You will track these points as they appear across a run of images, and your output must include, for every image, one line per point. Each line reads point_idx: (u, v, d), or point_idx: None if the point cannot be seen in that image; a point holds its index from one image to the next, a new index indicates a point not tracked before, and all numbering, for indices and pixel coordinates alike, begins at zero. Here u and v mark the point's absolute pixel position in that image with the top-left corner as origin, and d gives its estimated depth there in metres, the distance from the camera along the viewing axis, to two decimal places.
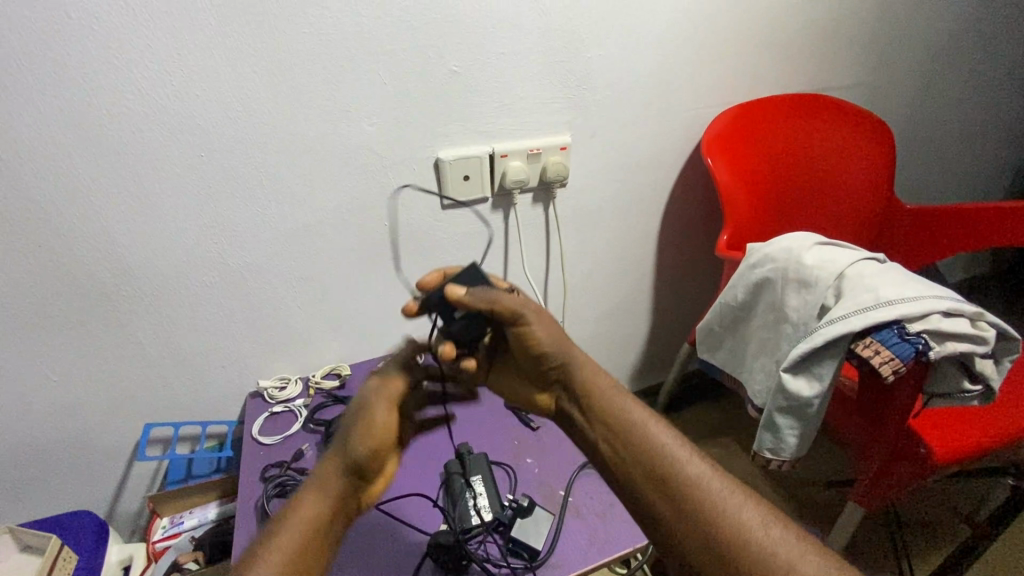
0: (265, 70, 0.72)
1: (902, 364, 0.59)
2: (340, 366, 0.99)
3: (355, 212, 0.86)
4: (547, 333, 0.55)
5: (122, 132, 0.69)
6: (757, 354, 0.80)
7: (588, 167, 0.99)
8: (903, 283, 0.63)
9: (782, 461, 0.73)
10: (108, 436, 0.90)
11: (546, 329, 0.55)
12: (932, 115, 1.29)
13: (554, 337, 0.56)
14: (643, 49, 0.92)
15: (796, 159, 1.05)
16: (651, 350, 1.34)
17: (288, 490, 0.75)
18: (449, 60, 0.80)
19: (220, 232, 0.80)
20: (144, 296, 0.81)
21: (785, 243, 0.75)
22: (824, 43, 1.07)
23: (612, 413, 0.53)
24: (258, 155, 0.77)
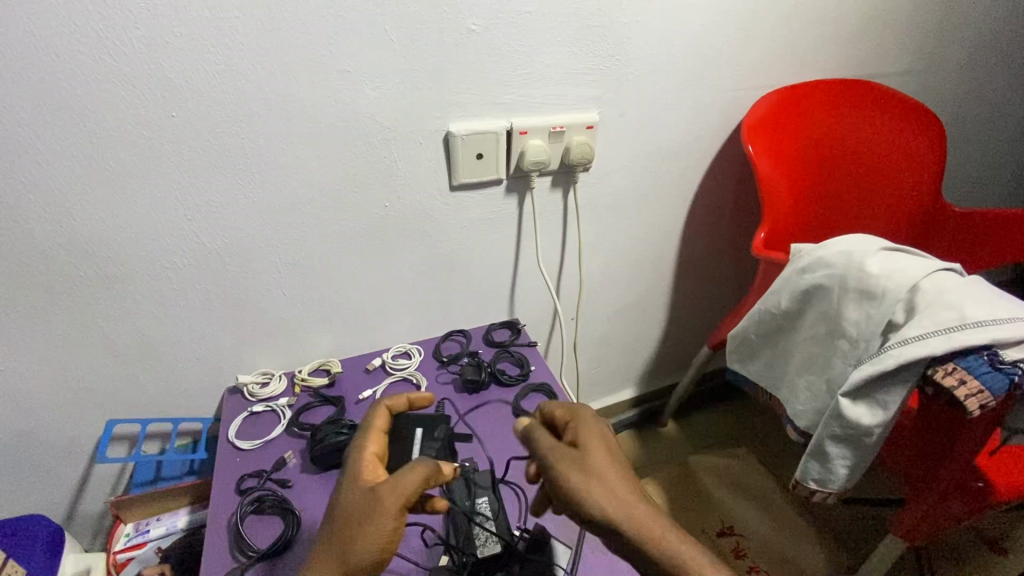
0: (250, 15, 0.59)
1: (992, 399, 0.50)
2: (330, 361, 0.89)
3: (351, 190, 0.75)
4: (596, 478, 0.52)
5: (73, 82, 0.57)
6: (802, 369, 0.73)
7: (615, 149, 0.88)
8: (993, 302, 0.54)
9: (828, 493, 0.67)
10: (66, 431, 0.80)
11: (609, 450, 0.55)
12: (979, 111, 1.19)
13: (614, 467, 0.53)
14: (687, 17, 0.80)
15: (840, 152, 0.96)
16: (664, 350, 1.25)
17: (265, 507, 0.66)
18: (468, 16, 0.68)
19: (194, 207, 0.69)
20: (104, 278, 0.70)
21: (843, 246, 0.66)
22: (882, 22, 0.95)
23: (651, 537, 0.50)
24: (240, 119, 0.65)
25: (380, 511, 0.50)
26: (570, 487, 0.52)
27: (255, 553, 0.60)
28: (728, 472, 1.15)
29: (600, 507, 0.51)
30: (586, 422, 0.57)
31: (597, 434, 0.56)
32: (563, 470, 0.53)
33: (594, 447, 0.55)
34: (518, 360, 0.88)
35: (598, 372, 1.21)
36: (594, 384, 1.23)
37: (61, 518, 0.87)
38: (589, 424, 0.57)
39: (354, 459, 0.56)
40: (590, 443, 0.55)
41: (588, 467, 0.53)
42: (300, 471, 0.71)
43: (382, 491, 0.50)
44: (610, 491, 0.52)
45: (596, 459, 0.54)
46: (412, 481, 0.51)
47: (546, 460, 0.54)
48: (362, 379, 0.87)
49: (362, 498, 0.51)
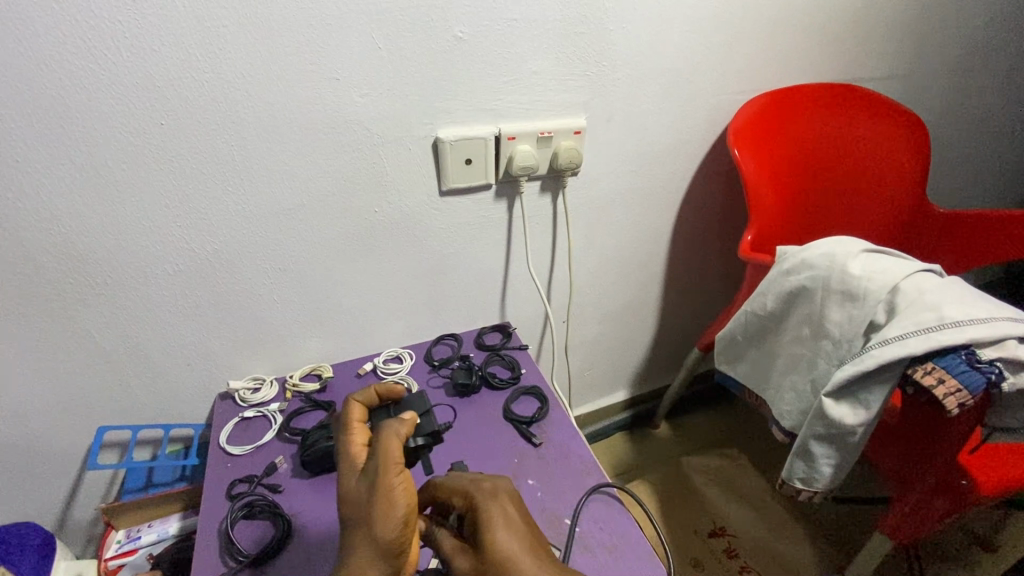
0: (238, 25, 0.60)
1: (970, 397, 0.51)
2: (321, 366, 0.89)
3: (340, 198, 0.76)
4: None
5: (63, 90, 0.57)
6: (787, 370, 0.74)
7: (603, 154, 0.89)
8: (970, 302, 0.55)
9: (813, 492, 0.68)
10: (56, 439, 0.80)
11: (514, 539, 0.44)
12: (962, 115, 1.21)
13: (526, 557, 0.43)
14: (673, 23, 0.81)
15: (825, 156, 0.97)
16: (655, 353, 1.26)
17: (256, 511, 0.66)
18: (455, 24, 0.69)
19: (184, 214, 0.69)
20: (95, 285, 0.70)
21: (826, 248, 0.67)
22: (866, 28, 0.97)
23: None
24: (229, 127, 0.66)
25: (382, 475, 0.49)
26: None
27: (245, 557, 0.61)
28: (718, 472, 1.16)
29: None
30: (486, 506, 0.47)
31: (499, 520, 0.46)
32: (461, 564, 0.45)
33: (502, 542, 0.44)
34: (508, 364, 0.89)
35: (590, 374, 1.21)
36: (587, 387, 1.23)
37: (53, 526, 0.87)
38: (490, 515, 0.46)
39: (344, 459, 0.55)
40: (489, 539, 0.44)
41: (487, 569, 0.43)
42: (291, 476, 0.72)
43: (376, 461, 0.50)
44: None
45: (496, 557, 0.43)
46: (390, 439, 0.52)
47: (445, 554, 0.47)
48: (353, 383, 0.87)
49: (365, 479, 0.50)
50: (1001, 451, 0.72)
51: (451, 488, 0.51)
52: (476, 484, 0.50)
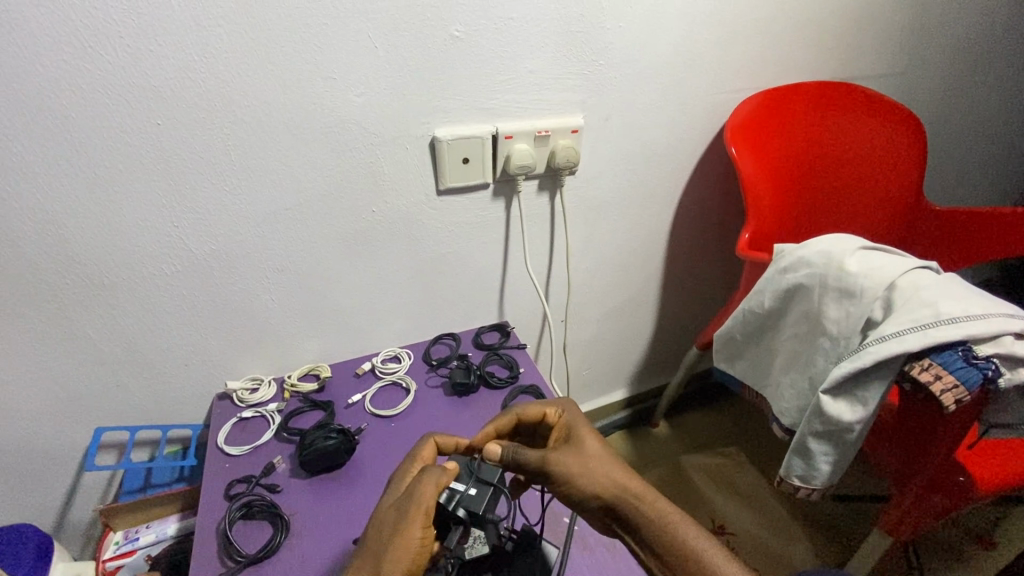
0: (234, 24, 0.60)
1: (966, 393, 0.52)
2: (320, 366, 0.89)
3: (338, 197, 0.76)
4: (589, 460, 0.56)
5: (57, 90, 0.57)
6: (785, 368, 0.74)
7: (600, 153, 0.89)
8: (967, 298, 0.55)
9: (811, 489, 0.69)
10: (54, 440, 0.79)
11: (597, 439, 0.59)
12: (958, 114, 1.22)
13: (602, 446, 0.58)
14: (670, 22, 0.81)
15: (821, 154, 0.97)
16: (654, 352, 1.26)
17: (254, 512, 0.66)
18: (451, 22, 0.69)
19: (181, 214, 0.69)
20: (92, 286, 0.70)
21: (823, 245, 0.67)
22: (862, 27, 0.97)
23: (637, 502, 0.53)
24: (226, 127, 0.66)
25: (406, 520, 0.50)
26: (564, 469, 0.55)
27: (243, 558, 0.60)
28: (717, 472, 1.16)
29: (597, 482, 0.54)
30: (568, 415, 0.62)
31: (582, 424, 0.60)
32: (555, 457, 0.56)
33: (583, 436, 0.59)
34: (507, 363, 0.89)
35: (588, 373, 1.21)
36: (585, 386, 1.23)
37: (52, 527, 0.87)
38: (571, 417, 0.62)
39: (395, 479, 0.57)
40: (578, 434, 0.59)
41: (579, 453, 0.57)
42: (289, 476, 0.72)
43: (408, 507, 0.51)
44: (597, 464, 0.56)
45: (587, 449, 0.57)
46: (430, 490, 0.52)
47: (536, 457, 0.57)
48: (351, 383, 0.87)
49: (392, 513, 0.52)
50: (998, 447, 0.72)
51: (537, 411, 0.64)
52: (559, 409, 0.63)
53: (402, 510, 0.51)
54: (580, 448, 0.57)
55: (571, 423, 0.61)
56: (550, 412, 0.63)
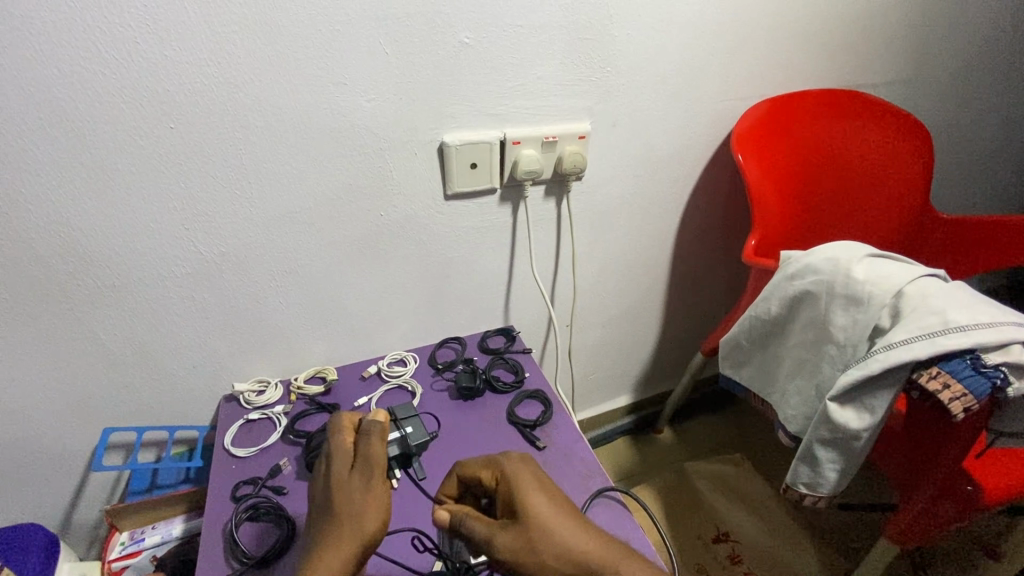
0: (247, 30, 0.61)
1: (976, 401, 0.51)
2: (326, 369, 0.89)
3: (346, 201, 0.77)
4: (539, 538, 0.46)
5: (73, 94, 0.58)
6: (792, 374, 0.74)
7: (607, 159, 0.90)
8: (975, 306, 0.55)
9: (818, 497, 0.68)
10: (62, 440, 0.80)
11: (546, 500, 0.48)
12: (965, 123, 1.21)
13: (553, 511, 0.47)
14: (677, 29, 0.82)
15: (827, 161, 0.97)
16: (659, 357, 1.26)
17: (260, 514, 0.66)
18: (461, 29, 0.70)
19: (192, 217, 0.70)
20: (103, 287, 0.70)
21: (829, 253, 0.67)
22: (869, 35, 0.98)
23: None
24: (237, 131, 0.66)
25: (372, 480, 0.52)
26: (511, 556, 0.46)
27: (249, 559, 0.61)
28: (721, 477, 1.16)
29: (554, 567, 0.44)
30: (512, 473, 0.51)
31: (525, 486, 0.49)
32: (500, 537, 0.47)
33: (527, 501, 0.48)
34: (512, 367, 0.89)
35: (593, 379, 1.21)
36: (590, 391, 1.23)
37: (58, 527, 0.87)
38: (514, 476, 0.51)
39: (338, 453, 0.56)
40: (521, 499, 0.48)
41: (524, 529, 0.46)
42: (295, 478, 0.72)
43: (371, 464, 0.54)
44: (548, 540, 0.45)
45: (532, 517, 0.47)
46: (379, 446, 0.56)
47: (483, 533, 0.48)
48: (357, 386, 0.88)
49: (353, 478, 0.53)
50: (1004, 456, 0.72)
51: (483, 473, 0.54)
52: (502, 459, 0.53)
53: (367, 471, 0.53)
54: (523, 523, 0.47)
55: (516, 482, 0.50)
56: (495, 471, 0.53)
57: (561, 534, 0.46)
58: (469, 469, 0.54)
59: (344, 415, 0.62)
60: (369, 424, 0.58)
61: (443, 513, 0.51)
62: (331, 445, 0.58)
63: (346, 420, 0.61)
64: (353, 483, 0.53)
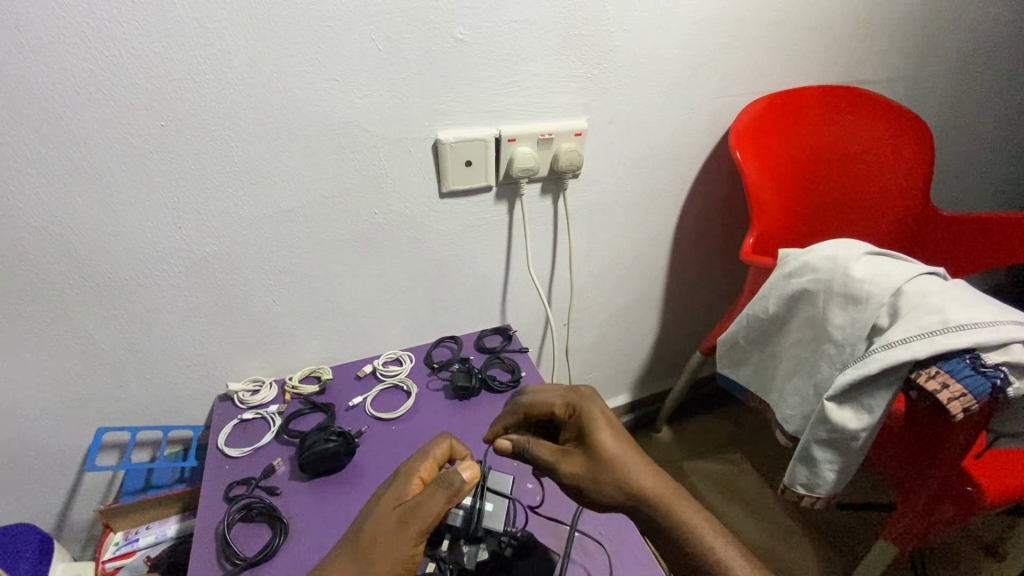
0: (238, 27, 0.60)
1: (975, 401, 0.51)
2: (321, 368, 0.89)
3: (340, 199, 0.76)
4: (608, 464, 0.53)
5: (61, 91, 0.57)
6: (790, 374, 0.73)
7: (604, 156, 0.89)
8: (974, 305, 0.55)
9: (816, 497, 0.68)
10: (56, 440, 0.80)
11: (614, 435, 0.55)
12: (966, 119, 1.21)
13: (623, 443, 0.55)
14: (675, 25, 0.81)
15: (827, 159, 0.96)
16: (657, 356, 1.26)
17: (253, 514, 0.66)
18: (455, 25, 0.69)
19: (184, 215, 0.69)
20: (95, 286, 0.70)
21: (827, 251, 0.66)
22: (869, 30, 0.97)
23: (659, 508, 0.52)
24: (228, 129, 0.66)
25: (404, 535, 0.50)
26: (577, 478, 0.54)
27: (242, 561, 0.60)
28: (719, 477, 1.16)
29: (615, 490, 0.53)
30: (585, 408, 0.58)
31: (596, 419, 0.57)
32: (565, 462, 0.55)
33: (597, 433, 0.56)
34: (508, 366, 0.88)
35: (591, 378, 1.21)
36: None
37: (52, 527, 0.87)
38: (585, 410, 0.58)
39: (403, 480, 0.55)
40: (591, 433, 0.56)
41: (593, 455, 0.54)
42: (289, 478, 0.71)
43: (414, 519, 0.51)
44: (615, 468, 0.53)
45: (601, 446, 0.54)
46: (439, 505, 0.51)
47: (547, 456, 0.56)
48: (353, 386, 0.87)
49: (392, 521, 0.51)
50: (1006, 456, 0.71)
51: (553, 404, 0.62)
52: (574, 394, 0.60)
53: (409, 517, 0.51)
54: (592, 450, 0.55)
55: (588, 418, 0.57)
56: (566, 404, 0.61)
57: (627, 464, 0.53)
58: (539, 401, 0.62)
59: (444, 436, 0.60)
60: (450, 477, 0.52)
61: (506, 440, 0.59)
62: (405, 470, 0.56)
63: (443, 442, 0.59)
64: (384, 526, 0.51)
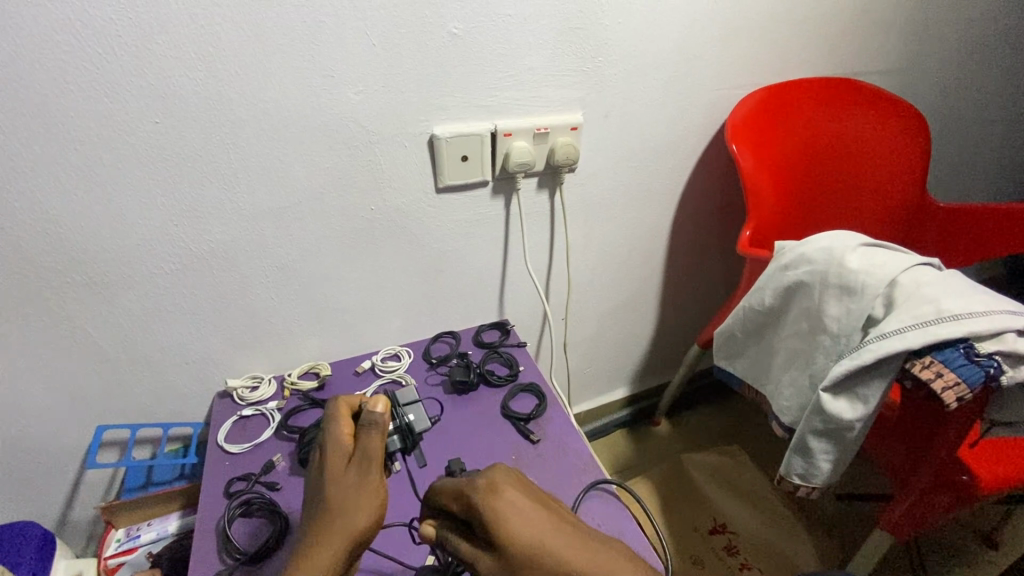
0: (231, 23, 0.60)
1: (969, 390, 0.51)
2: (320, 364, 0.89)
3: (335, 196, 0.76)
4: (534, 556, 0.37)
5: (57, 90, 0.57)
6: (786, 365, 0.74)
7: (600, 150, 0.89)
8: (969, 295, 0.55)
9: (812, 488, 0.68)
10: (56, 438, 0.80)
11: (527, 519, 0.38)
12: (962, 111, 1.21)
13: (541, 518, 0.39)
14: (670, 18, 0.81)
15: (823, 151, 0.96)
16: (655, 350, 1.26)
17: (253, 509, 0.66)
18: (449, 20, 0.69)
19: (180, 213, 0.69)
20: (92, 284, 0.70)
21: (824, 242, 0.66)
22: (866, 22, 0.97)
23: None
24: (223, 125, 0.66)
25: (365, 484, 0.50)
26: None
27: (242, 555, 0.61)
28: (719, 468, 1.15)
29: None
30: (499, 510, 0.39)
31: (507, 517, 0.38)
32: (478, 568, 0.41)
33: (511, 525, 0.38)
34: (507, 361, 0.88)
35: (589, 372, 1.21)
36: (587, 384, 1.23)
37: (54, 524, 0.88)
38: (494, 513, 0.39)
39: (332, 448, 0.53)
40: (503, 534, 0.38)
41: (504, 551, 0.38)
42: (288, 474, 0.72)
43: (364, 471, 0.50)
44: (542, 556, 0.37)
45: (515, 552, 0.37)
46: (379, 440, 0.52)
47: (465, 558, 0.41)
48: (351, 381, 0.88)
49: (341, 487, 0.50)
50: (999, 445, 0.72)
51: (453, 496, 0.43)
52: (485, 489, 0.41)
53: (363, 463, 0.51)
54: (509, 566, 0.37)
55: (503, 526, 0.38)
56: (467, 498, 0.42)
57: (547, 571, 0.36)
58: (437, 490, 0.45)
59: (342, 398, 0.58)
60: (377, 413, 0.53)
61: (428, 529, 0.45)
62: (328, 434, 0.54)
63: (343, 404, 0.57)
64: (341, 495, 0.49)
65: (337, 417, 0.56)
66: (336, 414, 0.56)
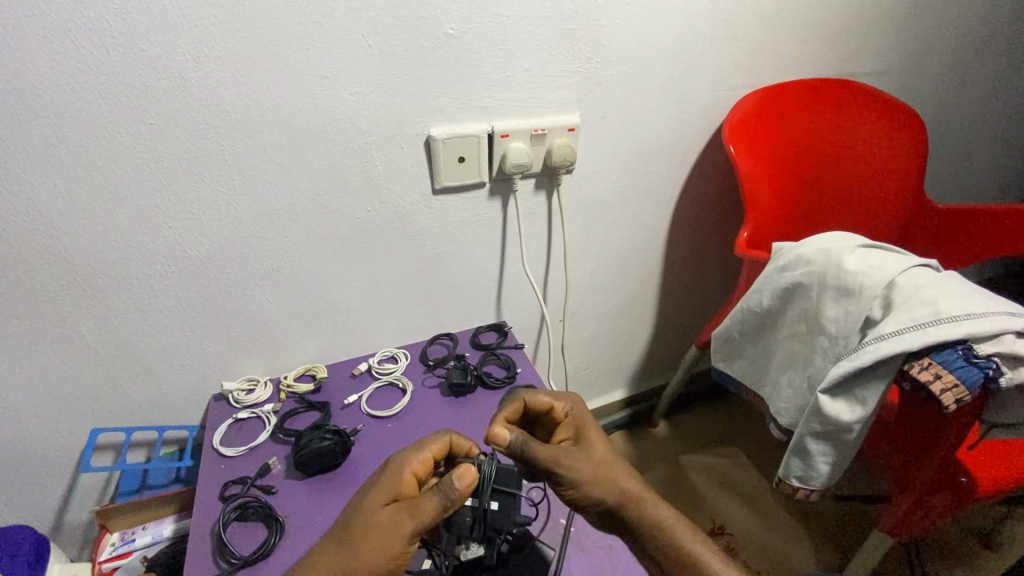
0: (226, 24, 0.60)
1: (967, 392, 0.51)
2: (316, 366, 0.89)
3: (331, 197, 0.76)
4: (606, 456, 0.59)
5: (49, 91, 0.57)
6: (784, 367, 0.73)
7: (598, 151, 0.89)
8: (967, 296, 0.55)
9: (811, 490, 0.68)
10: (50, 441, 0.79)
11: (606, 441, 0.61)
12: (959, 112, 1.21)
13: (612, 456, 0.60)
14: (667, 19, 0.81)
15: (820, 152, 0.96)
16: (653, 352, 1.26)
17: (249, 514, 0.66)
18: (445, 21, 0.68)
19: (175, 215, 0.69)
20: (85, 286, 0.69)
21: (821, 244, 0.66)
22: (863, 23, 0.96)
23: (646, 513, 0.56)
24: (217, 127, 0.65)
25: (398, 534, 0.50)
26: (573, 474, 0.56)
27: (238, 559, 0.60)
28: None
29: (603, 489, 0.56)
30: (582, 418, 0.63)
31: (592, 426, 0.62)
32: (567, 460, 0.57)
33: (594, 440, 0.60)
34: (504, 363, 0.88)
35: (587, 373, 1.21)
36: (585, 385, 1.23)
37: (48, 528, 0.87)
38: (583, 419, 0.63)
39: (396, 475, 0.54)
40: (590, 438, 0.60)
41: (588, 454, 0.59)
42: (284, 477, 0.71)
43: (405, 520, 0.51)
44: (609, 467, 0.58)
45: (596, 451, 0.59)
46: (433, 508, 0.51)
47: (549, 456, 0.57)
48: (348, 384, 0.87)
49: (382, 520, 0.51)
50: (997, 446, 0.71)
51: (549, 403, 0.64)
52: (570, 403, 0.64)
53: (407, 512, 0.51)
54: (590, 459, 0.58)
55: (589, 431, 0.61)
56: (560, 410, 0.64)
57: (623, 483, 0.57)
58: (533, 399, 0.64)
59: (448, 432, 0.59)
60: (452, 483, 0.51)
61: (507, 433, 0.57)
62: (401, 467, 0.55)
63: (444, 438, 0.58)
64: (375, 528, 0.50)
65: (426, 451, 0.57)
66: (429, 445, 0.57)
